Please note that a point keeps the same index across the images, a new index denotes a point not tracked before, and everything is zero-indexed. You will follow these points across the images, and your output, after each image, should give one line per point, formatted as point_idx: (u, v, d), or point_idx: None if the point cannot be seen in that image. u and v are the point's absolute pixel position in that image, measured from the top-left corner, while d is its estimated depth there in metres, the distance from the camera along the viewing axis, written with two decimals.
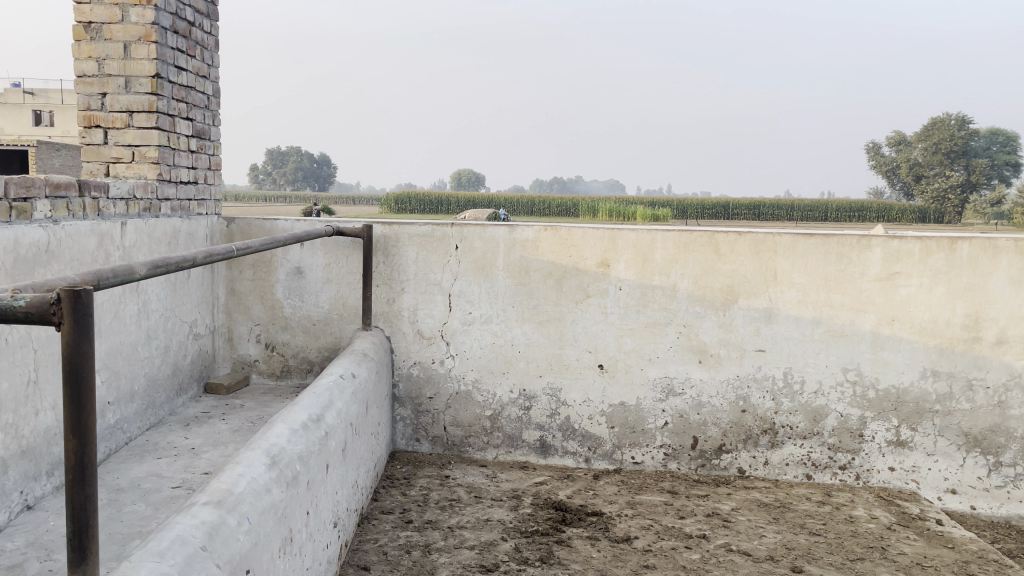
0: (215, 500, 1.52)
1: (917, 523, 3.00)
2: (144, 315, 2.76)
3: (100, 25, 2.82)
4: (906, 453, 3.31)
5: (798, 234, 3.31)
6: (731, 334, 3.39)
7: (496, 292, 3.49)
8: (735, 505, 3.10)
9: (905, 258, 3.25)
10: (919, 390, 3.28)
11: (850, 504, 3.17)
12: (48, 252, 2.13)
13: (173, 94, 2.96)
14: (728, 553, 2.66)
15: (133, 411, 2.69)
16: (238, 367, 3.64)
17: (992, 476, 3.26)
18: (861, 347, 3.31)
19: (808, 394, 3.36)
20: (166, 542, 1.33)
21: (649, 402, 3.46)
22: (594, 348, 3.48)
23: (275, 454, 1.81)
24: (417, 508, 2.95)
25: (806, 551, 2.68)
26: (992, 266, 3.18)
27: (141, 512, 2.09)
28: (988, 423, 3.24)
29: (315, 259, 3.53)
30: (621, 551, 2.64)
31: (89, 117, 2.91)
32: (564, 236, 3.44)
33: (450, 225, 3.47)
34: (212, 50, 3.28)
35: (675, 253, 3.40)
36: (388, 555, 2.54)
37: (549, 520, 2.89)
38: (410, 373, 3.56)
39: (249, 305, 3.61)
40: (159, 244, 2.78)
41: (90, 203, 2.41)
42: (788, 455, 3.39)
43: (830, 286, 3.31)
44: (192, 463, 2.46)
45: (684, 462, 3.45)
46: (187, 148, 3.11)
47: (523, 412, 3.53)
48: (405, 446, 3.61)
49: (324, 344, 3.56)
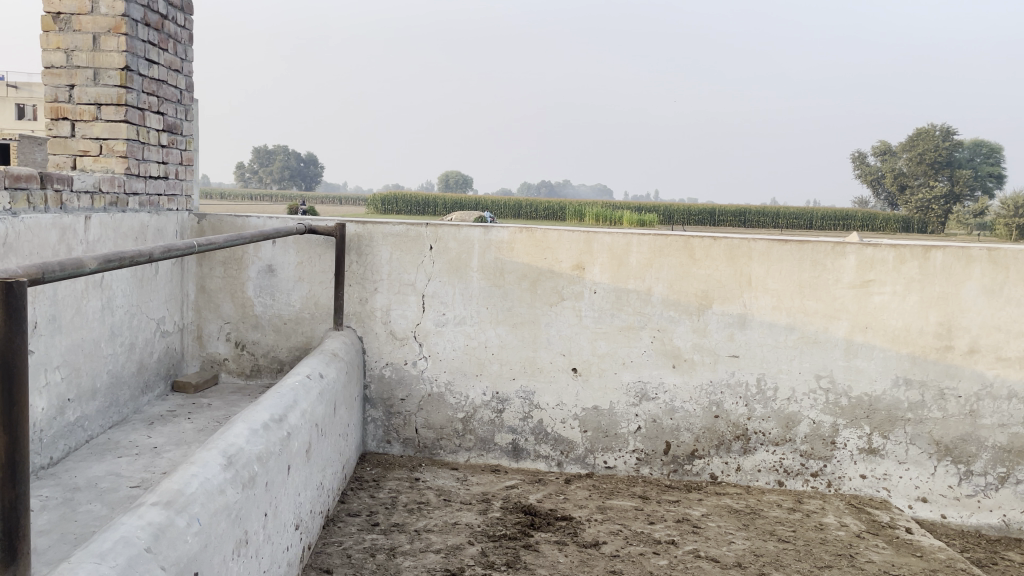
0: (165, 501, 1.48)
1: (887, 531, 3.01)
2: (108, 311, 2.70)
3: (69, 15, 2.77)
4: (877, 461, 3.32)
5: (773, 240, 3.32)
6: (705, 340, 3.38)
7: (471, 293, 3.46)
8: (705, 510, 3.10)
9: (879, 266, 3.26)
10: (891, 398, 3.29)
11: (821, 511, 3.17)
12: (5, 245, 2.07)
13: (144, 87, 2.91)
14: (696, 559, 2.65)
15: (94, 409, 2.63)
16: (207, 366, 3.58)
17: (963, 485, 3.28)
18: (834, 354, 3.31)
19: (781, 400, 3.36)
20: (108, 543, 1.28)
21: (623, 406, 3.44)
22: (568, 351, 3.46)
23: (232, 454, 1.77)
24: (385, 510, 2.91)
25: (774, 558, 2.68)
26: (964, 276, 3.20)
27: (96, 512, 2.03)
28: (959, 432, 3.26)
29: (287, 257, 3.48)
30: (588, 556, 2.62)
31: (56, 109, 2.85)
32: (540, 238, 3.42)
33: (425, 225, 3.44)
34: (185, 44, 3.23)
35: (651, 257, 3.39)
36: (351, 558, 2.50)
37: (518, 524, 2.87)
38: (382, 374, 3.52)
39: (220, 302, 3.56)
40: (125, 239, 2.73)
41: (52, 196, 2.36)
42: (760, 461, 3.39)
43: (804, 293, 3.32)
44: (152, 463, 2.40)
45: (656, 466, 3.44)
46: (158, 142, 3.06)
47: (496, 415, 3.51)
48: (376, 448, 3.57)
49: (296, 344, 3.51)
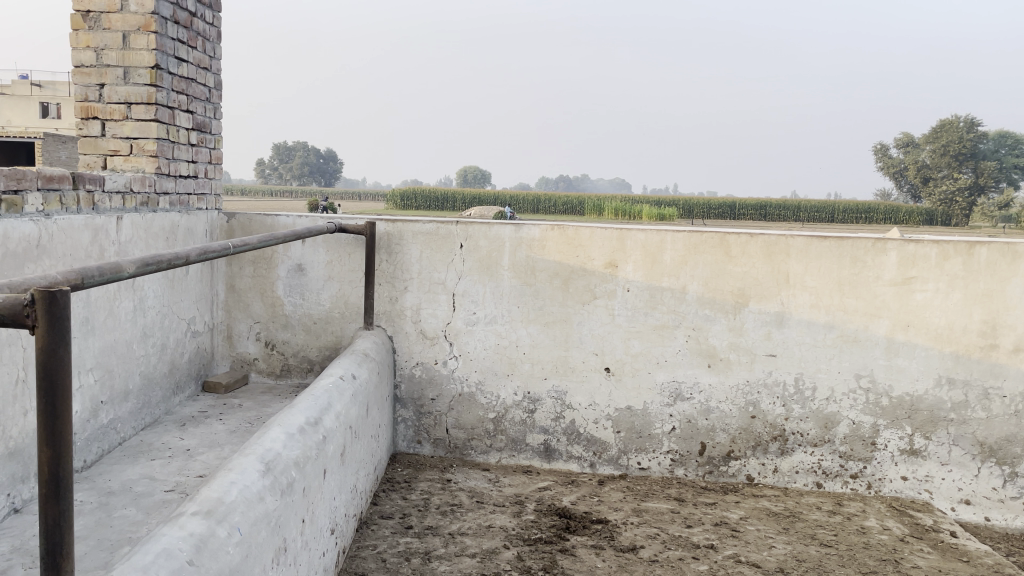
0: (204, 510, 1.42)
1: (931, 535, 2.92)
2: (140, 313, 2.69)
3: (99, 13, 2.75)
4: (919, 463, 3.22)
5: (812, 236, 3.22)
6: (741, 339, 3.31)
7: (501, 291, 3.42)
8: (743, 514, 3.03)
9: (921, 262, 3.15)
10: (934, 398, 3.19)
11: (862, 514, 3.08)
12: (38, 247, 2.05)
13: (173, 85, 2.89)
14: (737, 564, 2.58)
15: (127, 410, 2.62)
16: (237, 366, 3.58)
17: (1008, 487, 3.16)
18: (875, 353, 3.22)
19: (819, 401, 3.27)
20: (150, 556, 1.22)
21: (657, 406, 3.38)
22: (600, 350, 3.40)
23: (270, 460, 1.72)
24: (418, 512, 2.87)
25: (817, 563, 2.60)
26: (1010, 272, 3.08)
27: (132, 517, 2.01)
28: (1004, 433, 3.15)
29: (316, 256, 3.46)
30: (626, 561, 2.56)
31: (87, 109, 2.84)
32: (571, 235, 3.36)
33: (454, 223, 3.39)
34: (214, 41, 3.21)
35: (685, 254, 3.31)
36: (386, 562, 2.46)
37: (553, 527, 2.82)
38: (412, 374, 3.49)
39: (249, 302, 3.55)
40: (156, 239, 2.71)
41: (85, 197, 2.34)
42: (798, 462, 3.31)
43: (844, 290, 3.22)
44: (186, 466, 2.38)
45: (691, 468, 3.38)
46: (187, 141, 3.04)
47: (527, 415, 3.46)
48: (407, 448, 3.54)
49: (325, 343, 3.49)
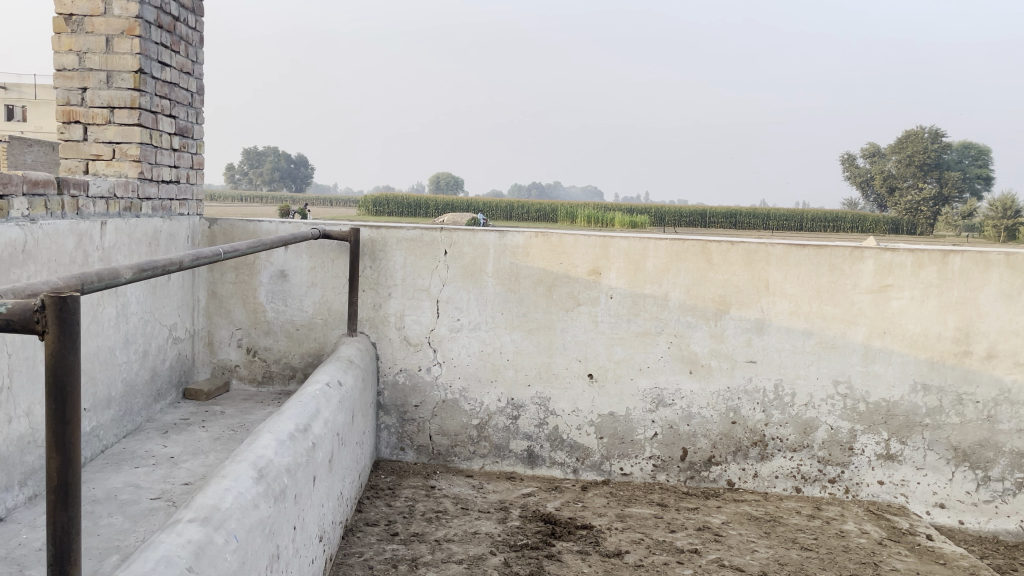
0: (201, 517, 1.41)
1: (908, 538, 2.98)
2: (122, 319, 2.65)
3: (82, 17, 2.71)
4: (895, 467, 3.30)
5: (791, 244, 3.29)
6: (722, 345, 3.36)
7: (486, 298, 3.43)
8: (725, 518, 3.07)
9: (897, 271, 3.24)
10: (909, 403, 3.27)
11: (840, 518, 3.15)
12: (23, 253, 2.02)
13: (157, 90, 2.86)
14: (721, 568, 2.62)
15: (109, 418, 2.58)
16: (218, 372, 3.54)
17: (980, 491, 3.26)
18: (852, 360, 3.29)
19: (798, 406, 3.34)
20: (150, 564, 1.21)
21: (639, 412, 3.41)
22: (584, 357, 3.42)
23: (263, 467, 1.71)
24: (403, 519, 2.86)
25: (799, 566, 2.65)
26: (983, 280, 3.18)
27: (118, 525, 1.97)
28: (976, 437, 3.24)
29: (299, 262, 3.44)
30: (612, 566, 2.58)
31: (68, 113, 2.80)
32: (556, 243, 3.38)
33: (439, 230, 3.39)
34: (196, 46, 3.18)
35: (668, 262, 3.36)
36: (373, 570, 2.45)
37: (538, 533, 2.83)
38: (395, 380, 3.48)
39: (231, 308, 3.51)
40: (139, 245, 2.68)
41: (69, 201, 2.30)
42: (777, 467, 3.37)
43: (822, 297, 3.29)
44: (171, 474, 2.35)
45: (673, 473, 3.41)
46: (170, 146, 3.01)
47: (511, 422, 3.47)
48: (390, 455, 3.52)
49: (308, 350, 3.47)
